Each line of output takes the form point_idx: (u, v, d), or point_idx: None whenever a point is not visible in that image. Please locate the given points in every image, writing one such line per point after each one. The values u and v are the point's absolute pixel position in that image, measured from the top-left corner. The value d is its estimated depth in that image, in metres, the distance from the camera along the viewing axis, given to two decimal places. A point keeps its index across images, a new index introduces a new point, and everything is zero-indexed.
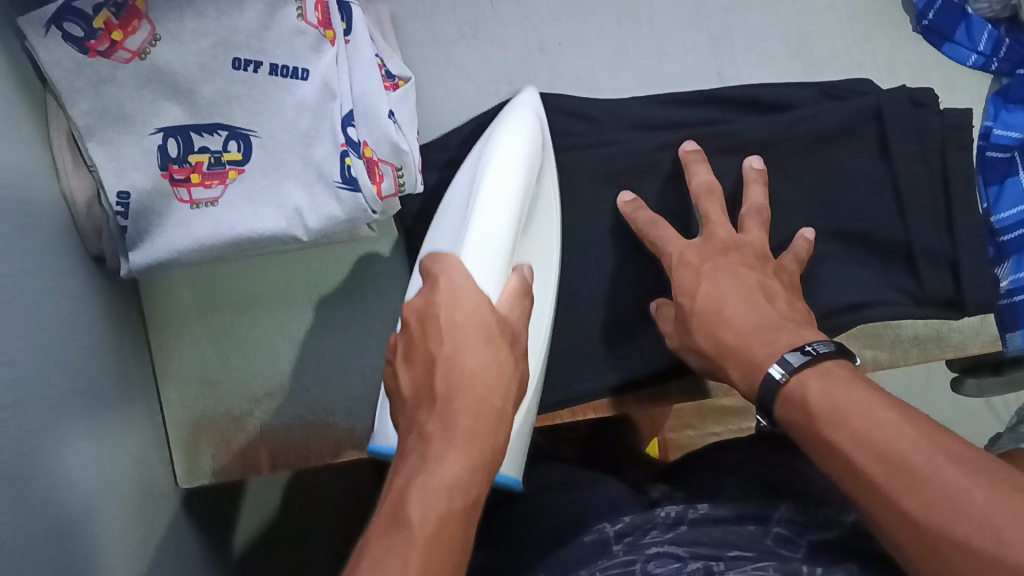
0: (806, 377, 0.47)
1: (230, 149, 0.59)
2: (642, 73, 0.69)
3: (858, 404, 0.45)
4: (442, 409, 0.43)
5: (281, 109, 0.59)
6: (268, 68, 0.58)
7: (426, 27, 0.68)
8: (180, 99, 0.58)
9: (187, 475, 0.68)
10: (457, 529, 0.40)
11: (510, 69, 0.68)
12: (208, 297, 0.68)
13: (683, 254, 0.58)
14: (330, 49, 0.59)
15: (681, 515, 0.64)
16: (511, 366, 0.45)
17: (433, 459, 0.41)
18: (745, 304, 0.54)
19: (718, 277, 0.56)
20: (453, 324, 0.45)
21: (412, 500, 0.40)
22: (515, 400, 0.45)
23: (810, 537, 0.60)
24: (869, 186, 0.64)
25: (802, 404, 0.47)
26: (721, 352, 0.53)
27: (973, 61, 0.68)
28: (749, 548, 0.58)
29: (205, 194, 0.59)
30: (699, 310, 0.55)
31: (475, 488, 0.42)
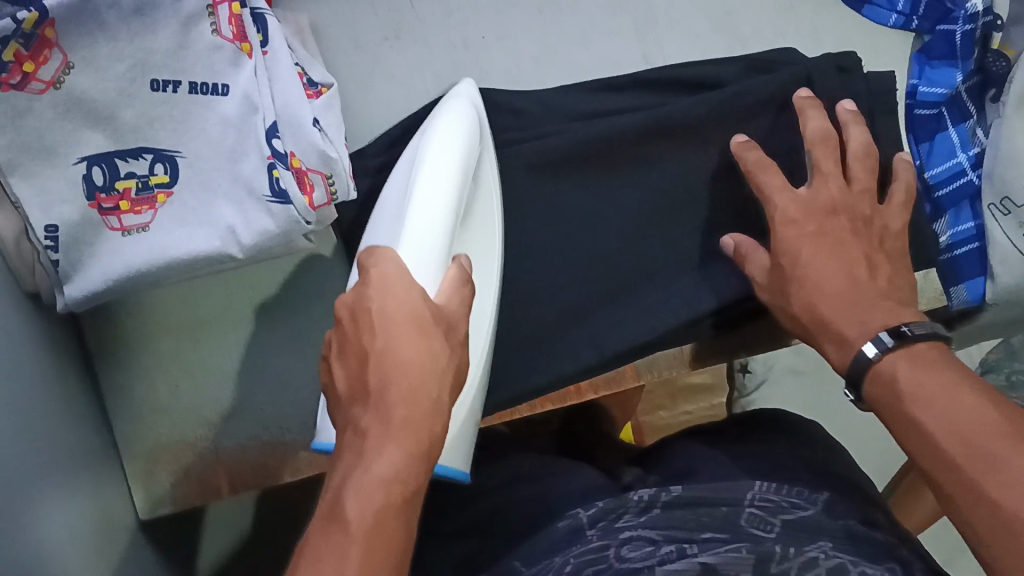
0: (900, 354, 0.50)
1: (157, 172, 0.58)
2: (569, 61, 0.69)
3: (940, 390, 0.48)
4: (376, 404, 0.43)
5: (205, 128, 0.58)
6: (187, 87, 0.57)
7: (348, 31, 0.67)
8: (102, 126, 0.57)
9: (146, 504, 0.67)
10: (396, 521, 0.41)
11: (438, 68, 0.68)
12: (152, 323, 0.67)
13: (788, 210, 0.59)
14: (248, 62, 0.58)
15: (655, 497, 0.63)
16: (445, 356, 0.45)
17: (369, 454, 0.42)
18: (849, 279, 0.56)
19: (823, 244, 0.57)
20: (385, 317, 0.45)
21: (348, 497, 0.41)
22: (451, 389, 0.46)
23: (784, 517, 0.59)
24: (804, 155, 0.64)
25: (893, 385, 0.50)
26: (814, 324, 0.56)
27: (893, 21, 0.69)
28: (721, 530, 0.59)
29: (136, 220, 0.58)
30: (803, 272, 0.57)
31: (413, 478, 0.43)
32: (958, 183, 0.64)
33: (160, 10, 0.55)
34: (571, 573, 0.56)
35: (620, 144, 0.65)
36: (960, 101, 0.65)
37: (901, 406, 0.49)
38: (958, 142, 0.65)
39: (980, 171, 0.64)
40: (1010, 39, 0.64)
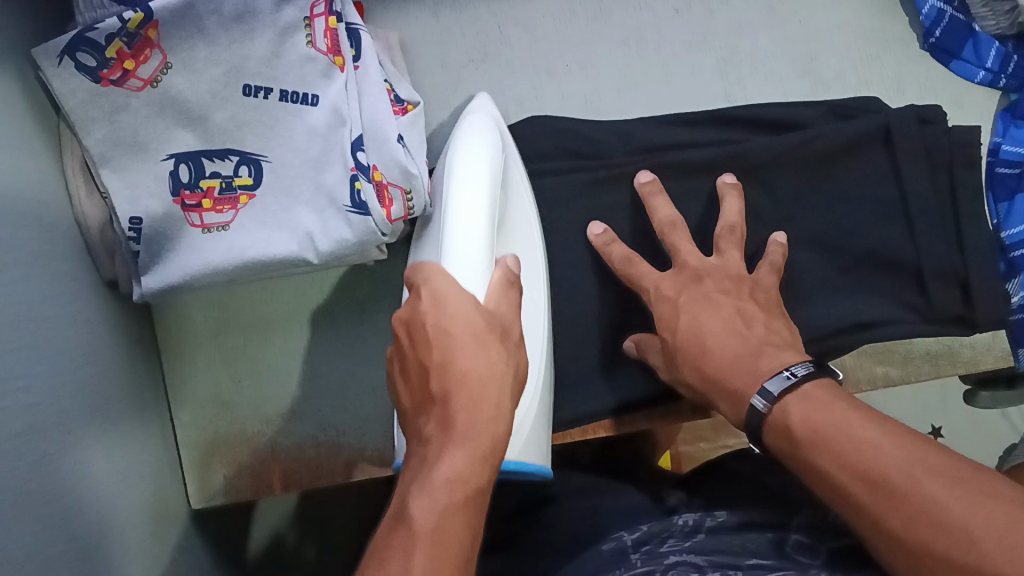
0: (799, 394, 0.49)
1: (242, 174, 0.60)
2: (649, 94, 0.69)
3: (842, 424, 0.46)
4: (439, 412, 0.44)
5: (292, 135, 0.59)
6: (278, 94, 0.59)
7: (435, 49, 0.68)
8: (193, 126, 0.59)
9: (200, 495, 0.68)
10: (464, 518, 0.41)
11: (519, 91, 0.69)
12: (223, 320, 0.69)
13: (659, 288, 0.59)
14: (339, 75, 0.59)
15: (700, 521, 0.63)
16: (503, 363, 0.46)
17: (434, 461, 0.42)
18: (726, 327, 0.55)
19: (694, 307, 0.57)
20: (442, 327, 0.46)
21: (413, 498, 0.41)
22: (514, 396, 0.46)
23: (830, 545, 0.57)
24: (880, 203, 0.64)
25: (786, 432, 0.49)
26: (706, 384, 0.55)
27: (980, 78, 0.68)
28: (767, 559, 0.56)
29: (217, 219, 0.60)
30: (682, 344, 0.56)
31: (478, 478, 0.42)
32: None
33: (258, 18, 0.57)
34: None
35: (695, 178, 0.65)
36: None
37: (800, 454, 0.48)
38: None
39: None
40: None
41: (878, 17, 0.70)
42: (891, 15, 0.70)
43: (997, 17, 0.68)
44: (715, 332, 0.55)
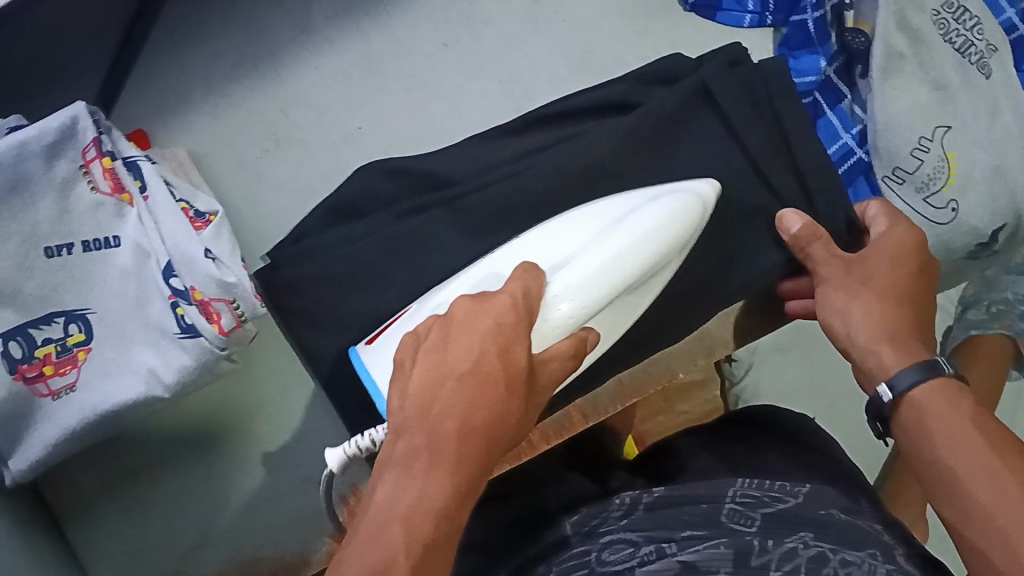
0: (925, 389, 0.48)
1: (72, 332, 0.60)
2: (446, 131, 0.70)
3: (993, 437, 0.44)
4: (429, 426, 0.39)
5: (107, 280, 0.60)
6: (81, 246, 0.59)
7: (228, 151, 0.69)
8: (8, 302, 0.57)
9: None
10: (436, 562, 0.37)
11: (324, 166, 0.70)
12: (111, 472, 0.68)
13: (892, 243, 0.53)
14: (132, 211, 0.60)
15: (639, 496, 0.56)
16: (515, 420, 0.41)
17: (421, 477, 0.38)
18: (902, 306, 0.52)
19: (911, 277, 0.53)
20: (463, 347, 0.41)
21: (399, 517, 0.37)
22: (505, 446, 0.42)
23: (765, 510, 0.52)
24: (716, 155, 0.60)
25: (951, 403, 0.47)
26: (887, 336, 0.51)
27: (748, 21, 0.72)
28: (701, 527, 0.51)
29: (62, 382, 0.60)
30: (879, 290, 0.52)
31: (458, 520, 0.38)
32: (852, 163, 0.64)
33: (33, 182, 0.56)
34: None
35: None
36: (831, 83, 0.66)
37: (929, 436, 0.46)
38: (840, 123, 0.65)
39: (867, 147, 0.64)
40: (863, 15, 0.66)
41: None
42: None
43: None
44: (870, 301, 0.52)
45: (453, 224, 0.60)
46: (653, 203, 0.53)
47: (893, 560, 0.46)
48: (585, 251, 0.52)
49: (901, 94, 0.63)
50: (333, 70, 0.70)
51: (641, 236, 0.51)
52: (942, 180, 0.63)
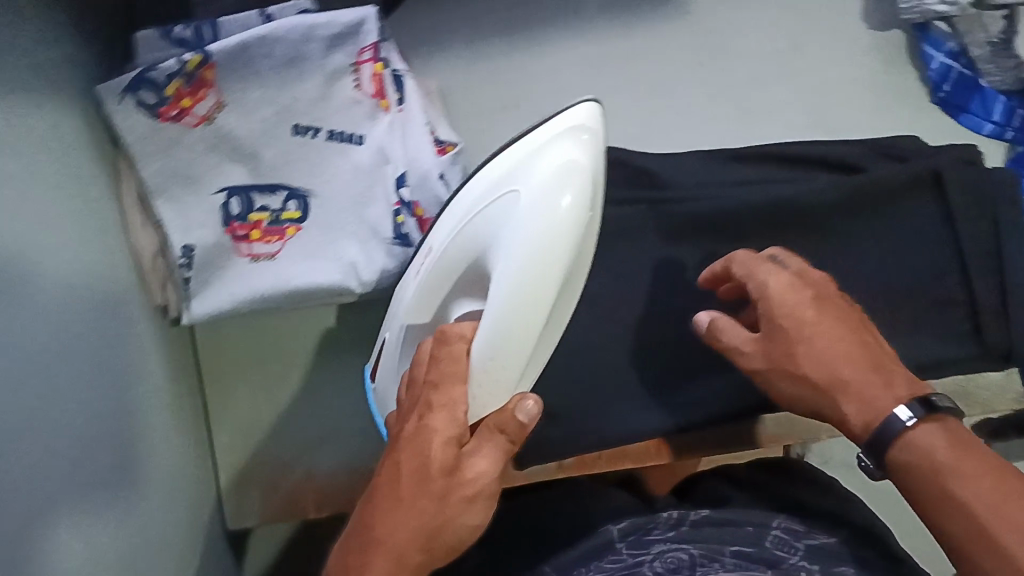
0: (930, 430, 0.48)
1: (290, 208, 0.64)
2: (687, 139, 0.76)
3: (1010, 493, 0.46)
4: (361, 525, 0.48)
5: (337, 171, 0.64)
6: (326, 134, 0.63)
7: (467, 90, 0.74)
8: (244, 162, 0.63)
9: (234, 517, 0.73)
10: None
11: None
12: (263, 346, 0.73)
13: (773, 296, 0.53)
14: (384, 117, 0.64)
15: (683, 516, 0.64)
16: (432, 519, 0.47)
17: None
18: (856, 353, 0.52)
19: (824, 337, 0.52)
20: (400, 449, 0.48)
21: None
22: (450, 537, 0.48)
23: (807, 543, 0.61)
24: (899, 240, 0.66)
25: (937, 480, 0.47)
26: (833, 389, 0.52)
27: (988, 129, 0.75)
28: (746, 545, 0.62)
29: (265, 248, 0.65)
30: (805, 360, 0.52)
31: None
32: None
33: (308, 63, 0.61)
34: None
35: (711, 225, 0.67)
36: None
37: (924, 477, 0.48)
38: None
39: None
40: None
41: (886, 74, 0.76)
42: (898, 67, 0.76)
43: (1001, 73, 0.72)
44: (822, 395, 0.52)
45: (656, 226, 0.67)
46: (531, 176, 0.49)
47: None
48: (506, 231, 0.49)
49: None
50: (593, 47, 0.74)
51: (530, 212, 0.48)
52: None
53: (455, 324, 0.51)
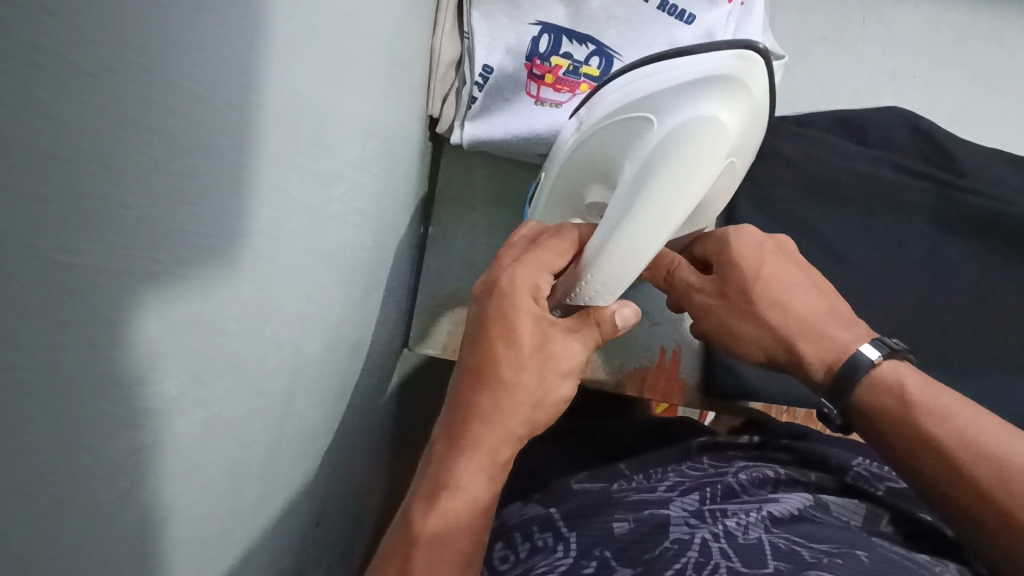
0: (893, 364, 0.58)
1: (591, 64, 0.65)
2: (982, 131, 0.80)
3: (955, 406, 0.55)
4: (465, 404, 0.56)
5: (652, 43, 0.64)
6: (657, 3, 0.63)
7: (794, 19, 0.82)
8: (569, 4, 0.63)
9: (419, 340, 0.73)
10: (483, 484, 0.54)
11: (866, 79, 0.81)
12: (501, 190, 0.75)
13: (742, 250, 0.63)
14: (723, 4, 0.62)
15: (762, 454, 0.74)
16: (532, 381, 0.56)
17: (461, 462, 0.53)
18: (824, 307, 0.63)
19: (790, 285, 0.62)
20: (504, 325, 0.56)
21: (450, 480, 0.53)
22: (551, 407, 0.58)
23: (888, 485, 0.67)
24: None
25: (896, 392, 0.57)
26: (803, 336, 0.61)
27: None
28: (828, 478, 0.69)
29: (551, 95, 0.66)
30: (772, 302, 0.61)
31: (477, 484, 0.53)
32: None
33: None
34: (689, 492, 0.64)
35: (981, 227, 0.68)
36: None
37: (911, 416, 0.55)
38: None
39: None
40: None
41: None
42: None
43: None
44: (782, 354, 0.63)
45: (934, 205, 0.69)
46: (666, 118, 0.49)
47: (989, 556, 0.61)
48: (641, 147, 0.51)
49: None
50: (929, 15, 0.82)
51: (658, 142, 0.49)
52: None
53: (525, 227, 0.62)
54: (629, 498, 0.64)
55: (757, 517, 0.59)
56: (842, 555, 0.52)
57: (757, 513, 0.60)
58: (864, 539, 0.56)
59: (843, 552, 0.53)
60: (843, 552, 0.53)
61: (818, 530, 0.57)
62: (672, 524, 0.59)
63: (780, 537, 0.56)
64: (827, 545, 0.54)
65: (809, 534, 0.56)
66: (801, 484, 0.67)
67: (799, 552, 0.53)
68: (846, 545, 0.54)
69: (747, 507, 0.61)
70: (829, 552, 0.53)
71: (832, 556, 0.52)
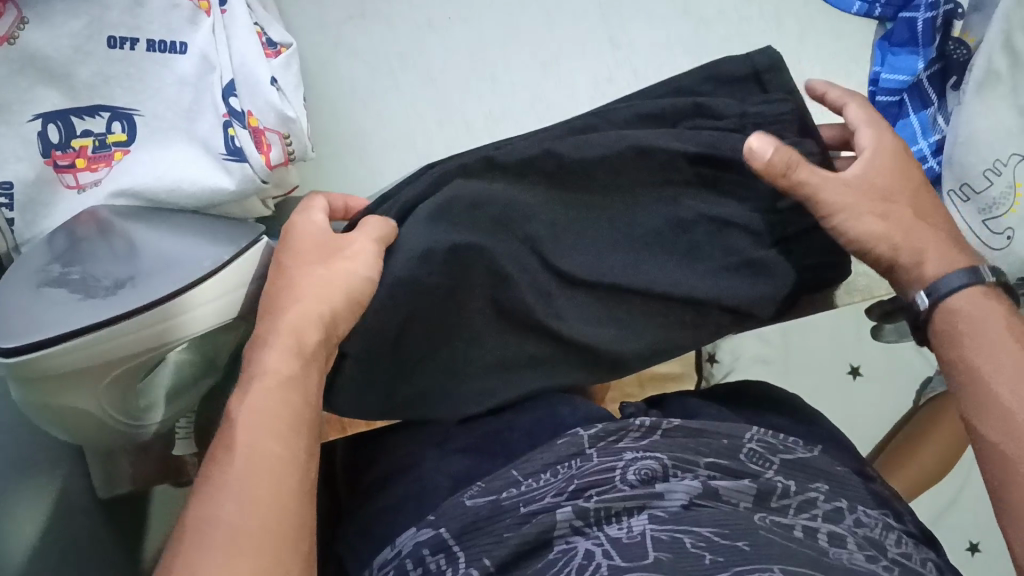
0: (967, 296, 0.55)
1: (115, 131, 0.57)
2: None
3: (1012, 373, 0.52)
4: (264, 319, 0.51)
5: (162, 85, 0.57)
6: (145, 44, 0.57)
7: None
8: (57, 84, 0.56)
9: (104, 485, 0.66)
10: (286, 406, 0.47)
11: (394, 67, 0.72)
12: None
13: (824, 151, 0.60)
14: (206, 20, 0.57)
15: (657, 422, 0.57)
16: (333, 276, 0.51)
17: (260, 353, 0.49)
18: (938, 235, 0.57)
19: (861, 205, 0.56)
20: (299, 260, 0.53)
21: (242, 395, 0.48)
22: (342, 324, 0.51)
23: (783, 458, 0.56)
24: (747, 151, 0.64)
25: (953, 321, 0.55)
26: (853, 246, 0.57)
27: (856, 8, 0.70)
28: (722, 457, 0.55)
29: (92, 177, 0.57)
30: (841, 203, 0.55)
31: (284, 369, 0.48)
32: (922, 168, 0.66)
33: None
34: (575, 491, 0.52)
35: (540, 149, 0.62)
36: (922, 88, 0.67)
37: (959, 342, 0.54)
38: (917, 128, 0.67)
39: (940, 158, 0.66)
40: (970, 27, 0.65)
41: None
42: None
43: None
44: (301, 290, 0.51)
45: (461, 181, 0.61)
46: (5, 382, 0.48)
47: (896, 521, 0.56)
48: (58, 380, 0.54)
49: (987, 114, 0.63)
50: None
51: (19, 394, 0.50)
52: (1006, 206, 0.63)
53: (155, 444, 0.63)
54: (517, 501, 0.52)
55: (643, 518, 0.49)
56: (728, 549, 0.46)
57: (643, 514, 0.50)
58: (756, 522, 0.49)
59: (730, 549, 0.46)
60: (729, 546, 0.46)
61: (710, 514, 0.49)
62: (561, 532, 0.50)
63: (666, 530, 0.48)
64: (711, 530, 0.47)
65: (693, 518, 0.49)
66: (692, 469, 0.54)
67: (690, 550, 0.46)
68: (732, 530, 0.47)
69: (637, 504, 0.51)
70: (715, 549, 0.46)
71: (717, 556, 0.45)
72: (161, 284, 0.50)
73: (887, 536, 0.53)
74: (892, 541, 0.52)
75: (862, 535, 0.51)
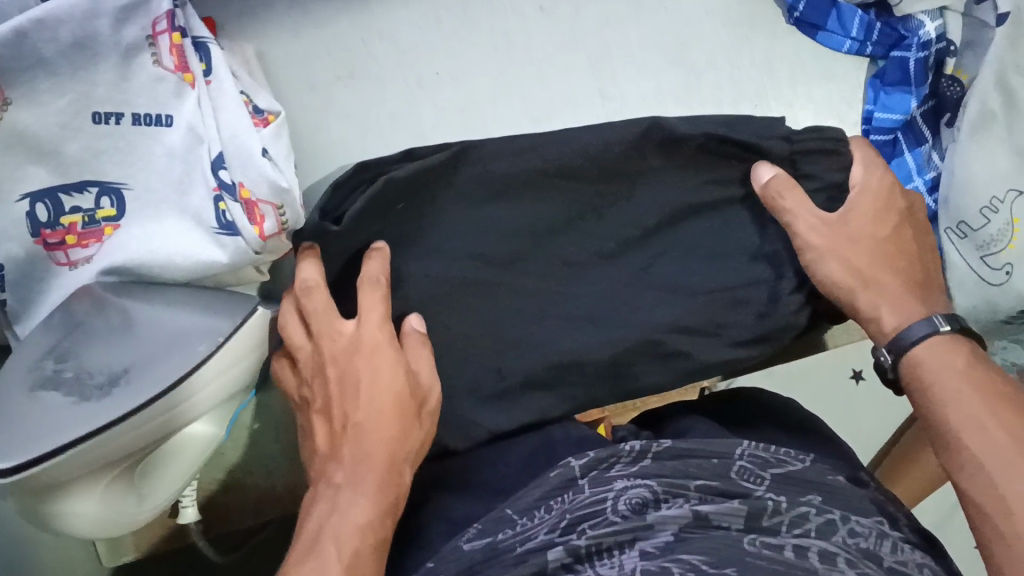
0: (929, 346, 0.53)
1: (104, 206, 0.56)
2: None
3: (977, 414, 0.50)
4: (348, 444, 0.52)
5: (151, 157, 0.56)
6: (131, 118, 0.55)
7: None
8: (46, 161, 0.54)
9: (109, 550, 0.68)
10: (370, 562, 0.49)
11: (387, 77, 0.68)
12: None
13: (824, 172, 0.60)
14: (191, 93, 0.56)
15: (646, 446, 0.55)
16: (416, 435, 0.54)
17: (345, 502, 0.50)
18: (903, 284, 0.57)
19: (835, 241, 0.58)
20: (370, 386, 0.54)
21: (332, 535, 0.49)
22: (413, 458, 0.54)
23: (775, 473, 0.54)
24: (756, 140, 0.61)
25: (919, 372, 0.53)
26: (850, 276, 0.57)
27: (847, 47, 0.70)
28: (713, 479, 0.53)
29: (82, 253, 0.57)
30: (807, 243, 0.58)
31: (382, 528, 0.50)
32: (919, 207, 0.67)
33: (98, 42, 0.53)
34: (567, 526, 0.50)
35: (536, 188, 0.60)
36: (916, 126, 0.68)
37: (920, 393, 0.53)
38: (912, 168, 0.68)
39: (936, 196, 0.67)
40: (963, 66, 0.67)
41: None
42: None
43: None
44: (394, 408, 0.53)
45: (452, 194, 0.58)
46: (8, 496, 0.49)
47: (894, 528, 0.53)
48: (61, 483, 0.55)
49: (982, 156, 0.63)
50: None
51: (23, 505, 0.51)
52: (1004, 243, 0.62)
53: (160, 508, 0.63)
54: (512, 542, 0.51)
55: (634, 554, 0.47)
56: None
57: (633, 548, 0.48)
58: (744, 547, 0.46)
59: None
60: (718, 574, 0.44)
61: (698, 543, 0.47)
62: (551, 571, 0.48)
63: (656, 561, 0.46)
64: (700, 560, 0.45)
65: (684, 548, 0.46)
66: (684, 495, 0.52)
67: None
68: (720, 559, 0.45)
69: (626, 537, 0.49)
70: None
71: None
72: (155, 377, 0.50)
73: (881, 545, 0.50)
74: (887, 549, 0.50)
75: (855, 548, 0.48)
